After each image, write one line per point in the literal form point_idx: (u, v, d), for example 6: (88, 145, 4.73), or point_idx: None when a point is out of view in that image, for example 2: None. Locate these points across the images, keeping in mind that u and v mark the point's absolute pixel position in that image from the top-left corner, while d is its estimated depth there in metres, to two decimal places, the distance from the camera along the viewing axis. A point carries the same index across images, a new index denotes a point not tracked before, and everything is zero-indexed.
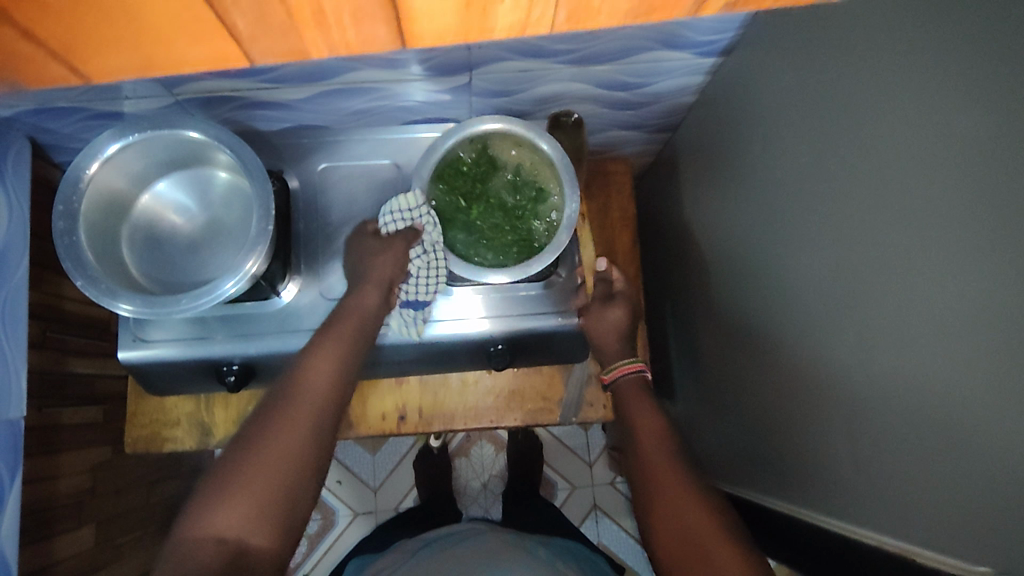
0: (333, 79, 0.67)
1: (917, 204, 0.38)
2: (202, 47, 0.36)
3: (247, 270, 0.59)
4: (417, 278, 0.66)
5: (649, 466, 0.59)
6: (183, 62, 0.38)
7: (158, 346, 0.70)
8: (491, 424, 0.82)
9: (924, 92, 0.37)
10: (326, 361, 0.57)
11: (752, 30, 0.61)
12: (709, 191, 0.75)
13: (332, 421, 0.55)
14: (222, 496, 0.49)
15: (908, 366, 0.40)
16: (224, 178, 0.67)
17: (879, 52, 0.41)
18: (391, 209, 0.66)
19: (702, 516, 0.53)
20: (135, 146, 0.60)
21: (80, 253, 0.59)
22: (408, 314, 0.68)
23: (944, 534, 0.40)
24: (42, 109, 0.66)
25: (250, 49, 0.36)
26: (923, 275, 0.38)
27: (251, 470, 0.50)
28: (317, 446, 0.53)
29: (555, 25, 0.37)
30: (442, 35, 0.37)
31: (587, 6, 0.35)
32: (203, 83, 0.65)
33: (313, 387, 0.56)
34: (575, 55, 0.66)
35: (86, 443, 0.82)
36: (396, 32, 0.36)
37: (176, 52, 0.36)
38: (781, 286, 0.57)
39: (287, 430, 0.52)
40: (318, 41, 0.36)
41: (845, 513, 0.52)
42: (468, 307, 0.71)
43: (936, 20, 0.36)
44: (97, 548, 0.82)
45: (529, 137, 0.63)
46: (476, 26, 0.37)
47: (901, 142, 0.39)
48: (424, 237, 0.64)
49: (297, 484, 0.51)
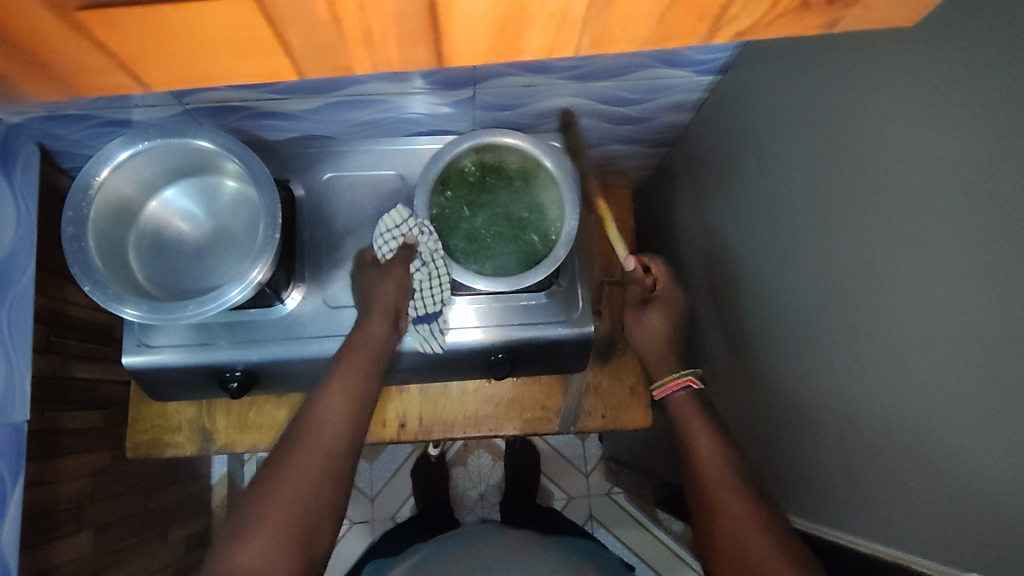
0: (339, 91, 0.68)
1: (911, 220, 0.39)
2: (252, 63, 0.37)
3: (253, 279, 0.60)
4: (422, 293, 0.67)
5: (705, 493, 0.54)
6: (234, 75, 0.38)
7: (162, 351, 0.70)
8: (491, 432, 0.82)
9: (920, 110, 0.38)
10: (338, 392, 0.58)
11: (750, 51, 0.62)
12: (705, 205, 0.77)
13: (347, 454, 0.56)
14: (241, 530, 0.49)
15: (904, 378, 0.41)
16: (231, 187, 0.68)
17: (875, 71, 0.42)
18: (381, 233, 0.68)
19: (774, 553, 0.48)
20: (147, 154, 0.61)
21: (88, 259, 0.59)
22: (425, 329, 0.69)
23: (930, 542, 0.41)
24: (52, 116, 0.67)
25: (297, 65, 0.37)
26: (916, 290, 0.39)
27: (268, 504, 0.50)
28: (331, 476, 0.53)
29: (581, 50, 0.38)
30: (476, 56, 0.38)
31: (609, 35, 0.37)
32: (214, 93, 0.66)
33: (326, 416, 0.56)
34: (577, 72, 0.68)
35: (85, 447, 0.82)
36: (435, 54, 0.38)
37: (227, 66, 0.37)
38: (775, 297, 0.59)
39: (300, 462, 0.53)
40: (364, 58, 0.37)
41: (827, 520, 0.53)
42: (475, 319, 0.72)
43: (930, 46, 0.37)
44: (96, 552, 0.82)
45: (534, 154, 0.66)
46: (507, 50, 0.38)
47: (893, 159, 0.40)
48: (420, 249, 0.65)
49: (313, 515, 0.51)
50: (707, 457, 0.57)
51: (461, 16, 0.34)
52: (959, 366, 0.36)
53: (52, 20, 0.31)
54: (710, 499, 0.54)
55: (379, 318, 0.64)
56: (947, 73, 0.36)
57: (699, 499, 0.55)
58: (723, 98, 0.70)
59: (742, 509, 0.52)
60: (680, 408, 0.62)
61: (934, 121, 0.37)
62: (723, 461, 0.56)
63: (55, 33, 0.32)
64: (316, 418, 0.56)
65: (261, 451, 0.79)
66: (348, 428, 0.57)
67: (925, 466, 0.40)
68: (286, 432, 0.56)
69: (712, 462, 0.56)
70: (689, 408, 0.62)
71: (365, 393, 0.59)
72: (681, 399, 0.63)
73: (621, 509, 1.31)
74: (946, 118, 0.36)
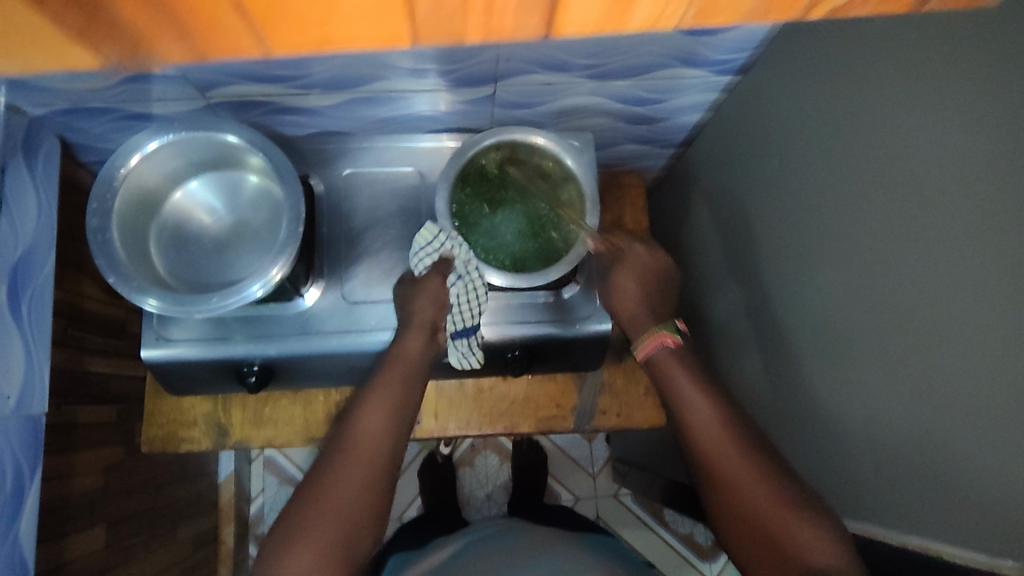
0: (361, 87, 0.69)
1: (959, 215, 0.40)
2: (376, 26, 0.32)
3: (273, 277, 0.60)
4: (459, 308, 0.64)
5: (703, 448, 0.55)
6: (354, 40, 0.33)
7: (179, 345, 0.70)
8: (506, 430, 0.82)
9: (971, 109, 0.40)
10: (375, 407, 0.57)
11: (774, 51, 0.63)
12: (721, 204, 0.77)
13: (390, 467, 0.56)
14: (289, 545, 0.51)
15: (946, 371, 0.42)
16: (254, 182, 0.68)
17: (921, 72, 0.44)
18: (417, 249, 0.66)
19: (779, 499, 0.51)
20: (174, 146, 0.62)
21: (113, 251, 0.59)
22: (463, 344, 0.67)
23: (969, 530, 0.42)
24: (75, 107, 0.67)
25: (417, 29, 0.33)
26: (961, 284, 0.40)
27: (314, 519, 0.52)
28: (374, 490, 0.54)
29: (683, 20, 0.34)
30: (583, 23, 0.34)
31: (719, 4, 0.33)
32: (237, 87, 0.66)
33: (363, 431, 0.56)
34: (597, 70, 0.68)
35: (99, 442, 0.82)
36: (544, 18, 0.33)
37: (351, 29, 0.32)
38: (798, 294, 0.59)
39: (343, 478, 0.54)
40: (484, 22, 0.33)
41: (855, 513, 0.53)
42: (504, 321, 0.73)
43: (985, 43, 0.39)
44: (108, 548, 0.82)
45: (555, 152, 0.67)
46: (614, 18, 0.33)
47: (940, 156, 0.42)
48: (456, 261, 0.63)
49: (357, 530, 0.52)
50: (697, 407, 0.56)
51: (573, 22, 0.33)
52: (1008, 357, 0.37)
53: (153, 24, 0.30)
54: (708, 452, 0.54)
55: (410, 324, 0.63)
56: (1001, 74, 0.38)
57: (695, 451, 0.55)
58: (743, 98, 0.71)
59: (739, 457, 0.53)
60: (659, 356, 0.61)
61: (987, 121, 0.39)
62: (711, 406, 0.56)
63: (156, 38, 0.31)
64: (355, 430, 0.56)
65: (278, 446, 0.80)
66: (385, 443, 0.56)
67: (964, 454, 0.41)
68: (329, 443, 0.57)
69: (704, 411, 0.56)
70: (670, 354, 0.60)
71: (409, 391, 0.59)
72: (662, 353, 0.61)
73: (628, 510, 1.32)
74: (1001, 118, 0.38)
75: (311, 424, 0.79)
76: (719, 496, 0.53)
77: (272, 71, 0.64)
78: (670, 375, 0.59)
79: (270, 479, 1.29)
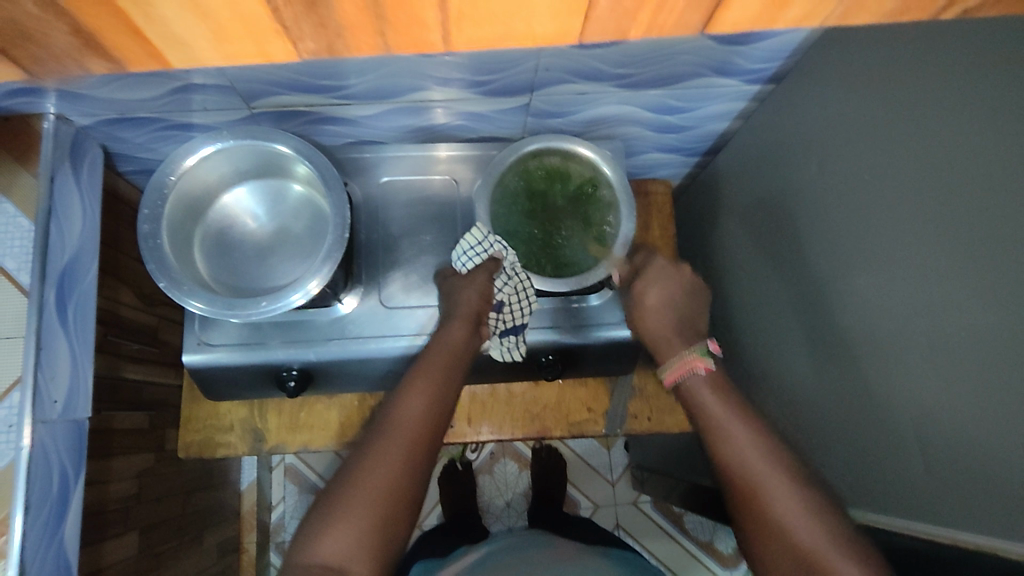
0: (400, 98, 0.70)
1: (992, 216, 0.41)
2: (552, 24, 0.42)
3: (311, 288, 0.60)
4: (510, 306, 0.66)
5: (746, 485, 0.51)
6: (534, 36, 0.44)
7: (220, 350, 0.71)
8: (537, 434, 0.84)
9: (1006, 108, 0.41)
10: (416, 395, 0.57)
11: (807, 61, 0.65)
12: (748, 210, 0.78)
13: (428, 454, 0.55)
14: (323, 524, 0.50)
15: (983, 366, 0.42)
16: (298, 191, 0.69)
17: (955, 78, 0.45)
18: (463, 250, 0.67)
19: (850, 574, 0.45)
20: (226, 153, 0.64)
21: (163, 256, 0.61)
22: (509, 340, 0.68)
23: (1008, 523, 0.42)
24: (123, 118, 0.69)
25: (585, 28, 0.43)
26: (998, 281, 0.41)
27: (349, 498, 0.51)
28: (412, 475, 0.53)
29: (828, 18, 0.44)
30: (737, 22, 0.44)
31: (863, 6, 0.41)
32: (282, 97, 0.68)
33: (404, 416, 0.55)
34: (629, 80, 0.70)
35: (133, 448, 0.82)
36: (705, 22, 0.43)
37: (535, 26, 0.43)
38: (828, 296, 0.60)
39: (380, 459, 0.53)
40: (645, 27, 0.43)
41: (888, 506, 0.54)
42: (545, 322, 0.74)
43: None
44: (140, 554, 0.82)
45: (592, 160, 0.68)
46: (769, 17, 0.43)
47: (974, 154, 0.43)
48: (504, 263, 0.65)
49: (392, 513, 0.51)
50: (754, 456, 0.52)
51: (727, 22, 0.44)
52: None
53: (360, 18, 0.39)
54: (762, 509, 0.49)
55: (453, 326, 0.63)
56: None
57: (748, 503, 0.50)
58: (774, 106, 0.73)
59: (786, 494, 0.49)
60: (705, 401, 0.57)
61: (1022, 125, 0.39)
62: (770, 456, 0.52)
63: (364, 30, 0.41)
64: (394, 414, 0.56)
65: (313, 450, 0.82)
66: (426, 430, 0.55)
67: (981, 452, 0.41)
68: (369, 427, 0.56)
69: (762, 460, 0.51)
70: (715, 395, 0.57)
71: (447, 380, 0.59)
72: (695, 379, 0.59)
73: (647, 517, 1.32)
74: None
75: (346, 429, 0.81)
76: (785, 557, 0.47)
77: (315, 81, 0.65)
78: (701, 400, 0.57)
79: (291, 487, 1.29)
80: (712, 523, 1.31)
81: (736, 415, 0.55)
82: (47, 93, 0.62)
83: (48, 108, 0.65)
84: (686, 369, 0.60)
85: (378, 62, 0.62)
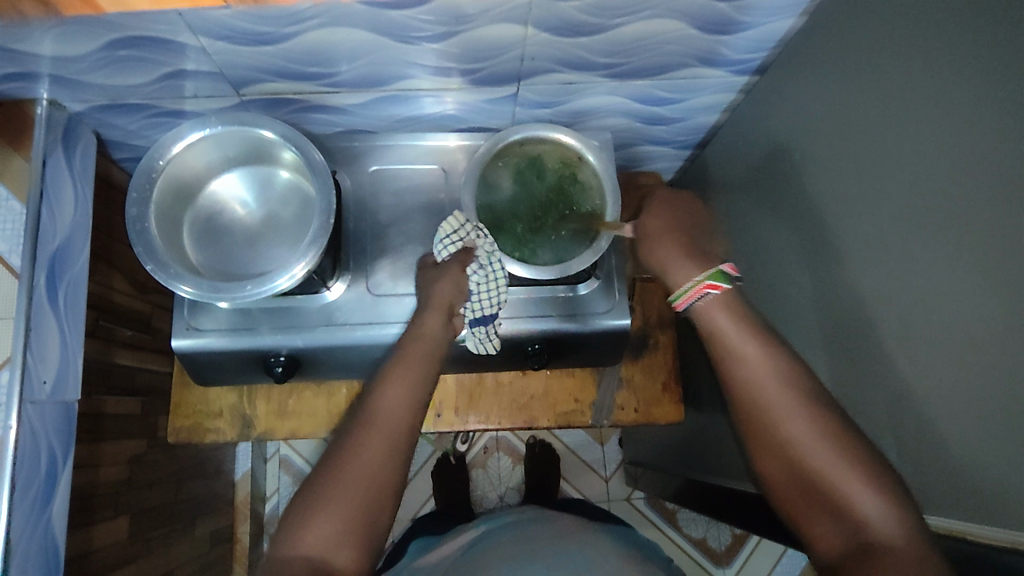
0: (388, 86, 0.71)
1: (951, 199, 0.42)
2: None
3: (296, 272, 0.61)
4: (479, 295, 0.65)
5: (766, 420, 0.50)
6: None
7: (206, 335, 0.72)
8: (525, 423, 0.84)
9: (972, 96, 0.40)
10: (396, 384, 0.57)
11: (791, 50, 0.65)
12: (733, 202, 0.78)
13: (409, 443, 0.55)
14: (304, 516, 0.50)
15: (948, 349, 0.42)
16: (286, 178, 0.70)
17: (917, 60, 0.45)
18: (441, 237, 0.68)
19: (862, 487, 0.45)
20: (215, 138, 0.65)
21: (149, 239, 0.62)
22: (480, 332, 0.67)
23: (971, 503, 0.42)
24: (114, 104, 0.70)
25: None
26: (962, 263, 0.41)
27: (331, 492, 0.51)
28: (395, 465, 0.53)
29: None
30: None
31: None
32: (271, 84, 0.69)
33: (385, 406, 0.55)
34: (616, 70, 0.70)
35: (125, 434, 0.83)
36: None
37: None
38: (807, 281, 0.60)
39: (363, 450, 0.53)
40: None
41: None
42: (523, 312, 0.74)
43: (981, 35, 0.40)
44: (130, 540, 0.82)
45: (578, 148, 0.69)
46: None
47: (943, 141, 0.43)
48: (480, 251, 0.65)
49: (377, 505, 0.52)
50: (759, 373, 0.51)
51: None
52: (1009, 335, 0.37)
53: None
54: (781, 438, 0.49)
55: (435, 314, 0.63)
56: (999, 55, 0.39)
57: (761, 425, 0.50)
58: (760, 97, 0.73)
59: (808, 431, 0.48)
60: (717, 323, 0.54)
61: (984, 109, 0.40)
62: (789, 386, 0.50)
63: None
64: (376, 405, 0.56)
65: (302, 437, 0.83)
66: (407, 420, 0.56)
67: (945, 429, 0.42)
68: (349, 417, 0.56)
69: (767, 379, 0.50)
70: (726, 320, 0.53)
71: (428, 368, 0.59)
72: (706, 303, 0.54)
73: (640, 513, 1.32)
74: (998, 96, 0.39)
75: (334, 416, 0.82)
76: (802, 488, 0.48)
77: (304, 69, 0.66)
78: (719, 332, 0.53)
79: (285, 478, 1.31)
80: (707, 520, 1.31)
81: (744, 333, 0.52)
82: (40, 78, 0.63)
83: (41, 93, 0.66)
84: (698, 293, 0.54)
85: (366, 48, 0.63)
